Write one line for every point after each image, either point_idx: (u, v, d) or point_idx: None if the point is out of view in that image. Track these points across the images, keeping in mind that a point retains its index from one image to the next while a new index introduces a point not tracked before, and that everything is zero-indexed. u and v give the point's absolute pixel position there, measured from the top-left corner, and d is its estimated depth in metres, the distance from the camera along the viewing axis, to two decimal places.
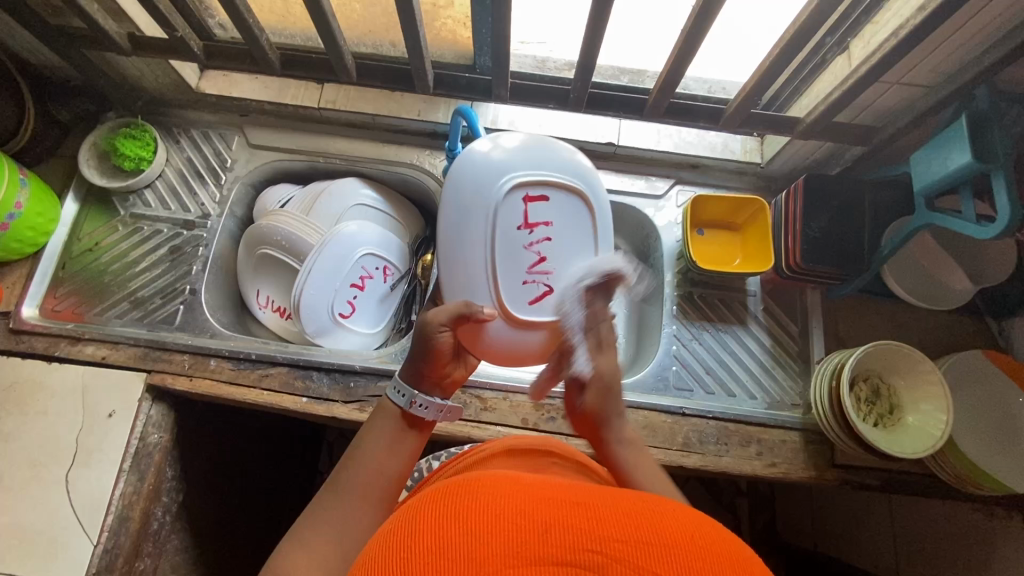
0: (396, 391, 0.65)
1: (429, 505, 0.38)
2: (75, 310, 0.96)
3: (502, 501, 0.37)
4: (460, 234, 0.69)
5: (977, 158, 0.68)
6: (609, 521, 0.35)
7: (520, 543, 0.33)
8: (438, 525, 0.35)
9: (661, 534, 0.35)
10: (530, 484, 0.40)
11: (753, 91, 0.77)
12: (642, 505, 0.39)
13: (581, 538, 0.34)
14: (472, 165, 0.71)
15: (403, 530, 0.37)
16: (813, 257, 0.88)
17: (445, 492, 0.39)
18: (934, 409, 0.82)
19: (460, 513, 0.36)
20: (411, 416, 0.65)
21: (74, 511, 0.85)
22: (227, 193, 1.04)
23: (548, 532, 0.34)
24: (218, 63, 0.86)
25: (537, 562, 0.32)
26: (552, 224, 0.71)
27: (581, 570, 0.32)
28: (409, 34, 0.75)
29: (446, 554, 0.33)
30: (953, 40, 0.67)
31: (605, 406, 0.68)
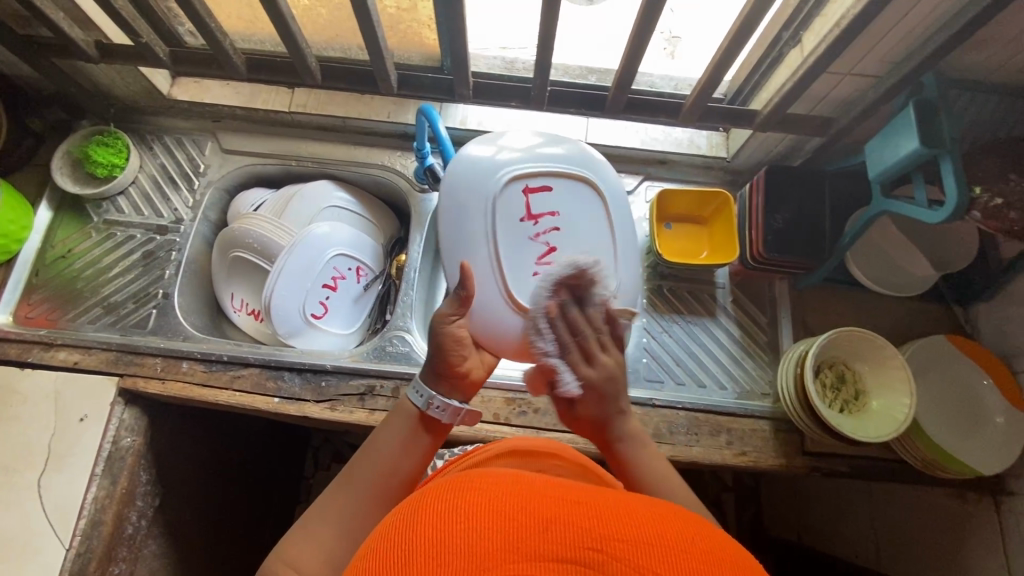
0: (414, 392, 0.62)
1: (422, 500, 0.37)
2: (48, 316, 0.96)
3: (499, 494, 0.35)
4: (466, 230, 0.77)
5: (924, 143, 0.70)
6: (612, 520, 0.34)
7: (518, 539, 0.32)
8: (432, 521, 0.33)
9: (664, 537, 0.33)
10: (526, 479, 0.39)
11: (707, 86, 0.79)
12: (641, 505, 0.38)
13: (583, 537, 0.32)
14: (471, 166, 0.79)
15: (399, 522, 0.35)
16: (775, 247, 0.89)
17: (443, 486, 0.37)
18: (899, 392, 0.83)
19: (454, 508, 0.34)
20: (427, 418, 0.62)
21: (46, 516, 0.85)
22: (200, 198, 1.05)
23: (549, 529, 0.32)
24: (185, 68, 0.87)
25: (536, 558, 0.31)
26: (557, 214, 0.78)
27: (581, 569, 0.31)
28: (368, 36, 0.77)
29: (443, 552, 0.31)
30: (895, 30, 0.69)
31: (604, 409, 0.60)
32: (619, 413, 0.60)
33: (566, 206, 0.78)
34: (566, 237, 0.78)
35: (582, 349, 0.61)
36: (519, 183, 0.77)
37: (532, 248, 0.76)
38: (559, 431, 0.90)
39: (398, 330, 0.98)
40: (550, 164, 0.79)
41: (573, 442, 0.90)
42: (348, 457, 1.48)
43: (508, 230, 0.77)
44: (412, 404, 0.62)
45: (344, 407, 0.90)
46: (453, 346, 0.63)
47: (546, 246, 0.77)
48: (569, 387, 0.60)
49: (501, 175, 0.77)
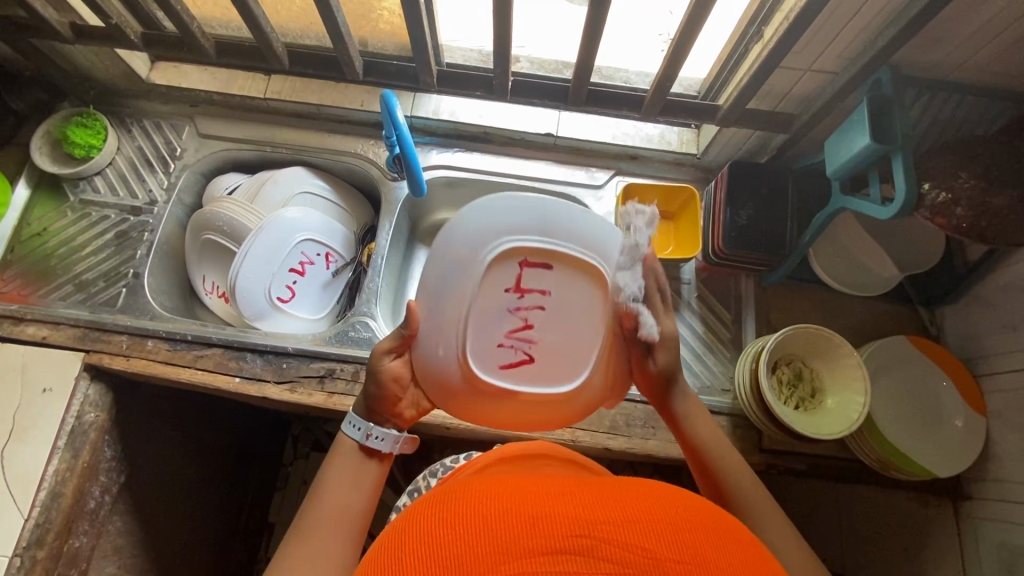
0: (351, 425, 0.62)
1: (411, 517, 0.39)
2: (20, 292, 0.98)
3: (486, 499, 0.38)
4: (440, 287, 0.59)
5: (876, 139, 0.70)
6: (592, 505, 0.37)
7: (508, 539, 0.35)
8: (425, 533, 0.37)
9: (645, 513, 0.37)
10: (508, 479, 0.42)
11: (667, 78, 0.79)
12: (618, 485, 0.41)
13: (568, 526, 0.35)
14: (477, 211, 0.58)
15: (394, 543, 0.38)
16: (735, 243, 0.90)
17: (429, 504, 0.40)
18: (853, 391, 0.83)
19: (442, 519, 0.37)
20: (368, 448, 0.62)
21: (8, 486, 0.86)
22: (175, 180, 1.06)
23: (537, 522, 0.36)
24: (156, 51, 0.89)
25: (528, 553, 0.34)
26: (551, 293, 0.59)
27: (571, 556, 0.34)
28: (329, 21, 0.78)
29: (440, 561, 0.34)
30: (847, 26, 0.69)
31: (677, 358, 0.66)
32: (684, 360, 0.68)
33: (566, 290, 0.59)
34: (565, 323, 0.60)
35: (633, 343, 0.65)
36: (516, 251, 0.57)
37: (507, 321, 0.59)
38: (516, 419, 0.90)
39: (362, 315, 0.99)
40: (568, 238, 0.58)
41: (529, 431, 0.90)
42: (326, 447, 1.49)
43: (485, 301, 0.58)
44: (353, 438, 0.62)
45: (303, 389, 0.91)
46: (387, 385, 0.63)
47: (524, 324, 0.60)
48: (649, 329, 0.62)
49: (501, 232, 0.57)
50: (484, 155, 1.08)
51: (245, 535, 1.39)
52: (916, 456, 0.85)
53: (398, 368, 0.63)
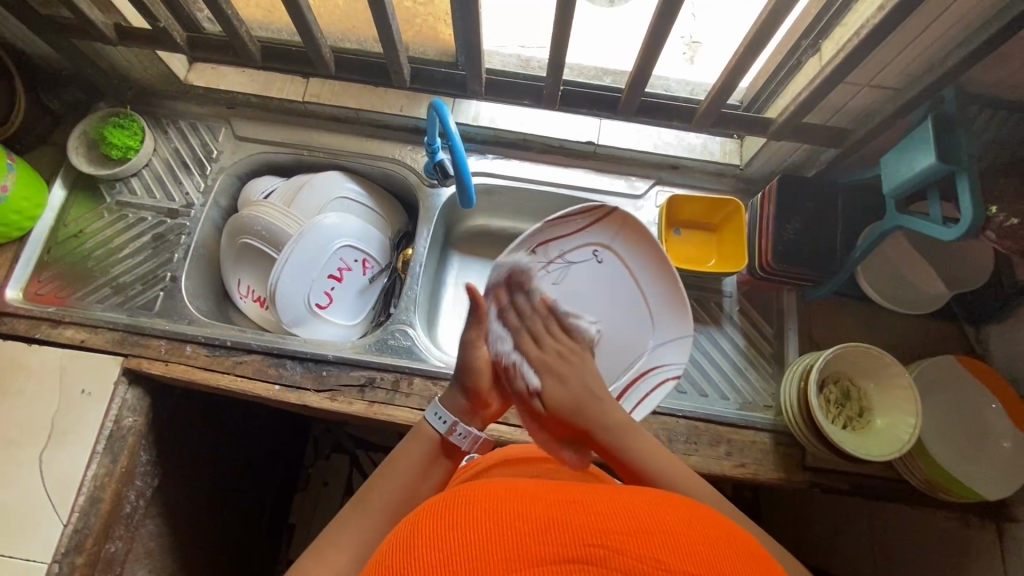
0: (436, 417, 0.65)
1: (425, 514, 0.39)
2: (57, 293, 0.98)
3: (499, 506, 0.37)
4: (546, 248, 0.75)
5: (942, 159, 0.68)
6: (608, 515, 0.37)
7: (519, 548, 0.34)
8: (438, 533, 0.36)
9: (659, 526, 0.36)
10: (521, 485, 0.41)
11: (724, 90, 0.78)
12: (631, 496, 0.40)
13: (583, 535, 0.35)
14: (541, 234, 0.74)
15: (405, 545, 0.37)
16: (784, 258, 0.88)
17: (442, 505, 0.39)
18: (903, 412, 0.82)
19: (454, 521, 0.37)
20: (449, 444, 0.64)
21: (46, 490, 0.86)
22: (212, 183, 1.05)
23: (550, 532, 0.35)
24: (201, 54, 0.89)
25: (542, 562, 0.34)
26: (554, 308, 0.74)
27: (584, 566, 0.34)
28: (383, 28, 0.77)
29: (448, 562, 0.34)
30: (915, 44, 0.68)
31: (563, 401, 0.65)
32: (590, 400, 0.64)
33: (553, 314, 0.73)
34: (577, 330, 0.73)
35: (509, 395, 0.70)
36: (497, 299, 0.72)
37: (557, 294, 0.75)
38: None
39: (401, 323, 0.98)
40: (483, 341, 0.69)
41: None
42: (347, 449, 1.48)
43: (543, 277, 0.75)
44: (432, 420, 0.65)
45: (343, 398, 0.90)
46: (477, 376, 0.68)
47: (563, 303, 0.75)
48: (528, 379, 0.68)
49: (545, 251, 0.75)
50: (522, 162, 1.06)
51: (266, 537, 1.39)
52: (966, 477, 0.83)
53: (484, 356, 0.68)
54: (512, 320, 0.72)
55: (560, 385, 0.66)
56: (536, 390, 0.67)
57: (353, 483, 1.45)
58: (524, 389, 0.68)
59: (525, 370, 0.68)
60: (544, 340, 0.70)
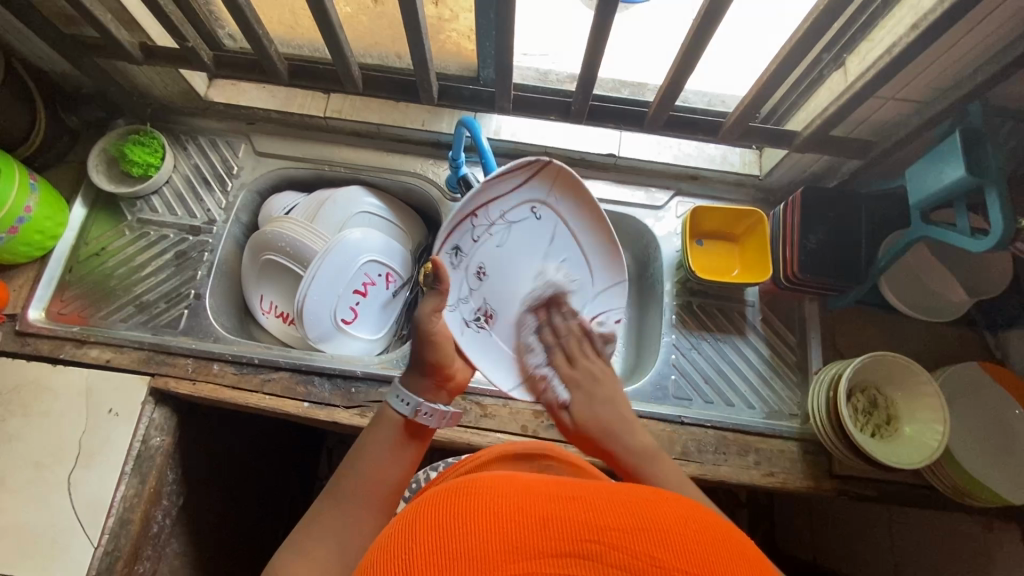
0: (398, 399, 0.62)
1: (427, 504, 0.40)
2: (81, 313, 0.97)
3: (498, 499, 0.37)
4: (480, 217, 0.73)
5: (971, 172, 0.70)
6: (605, 511, 0.37)
7: (517, 540, 0.34)
8: (437, 524, 0.36)
9: (657, 523, 0.36)
10: (519, 480, 0.41)
11: (752, 104, 0.80)
12: (631, 492, 0.40)
13: (579, 530, 0.35)
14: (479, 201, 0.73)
15: (405, 538, 0.37)
16: (810, 269, 0.89)
17: (442, 498, 0.39)
18: (930, 419, 0.83)
19: (456, 513, 0.37)
20: (413, 424, 0.63)
21: (75, 512, 0.85)
22: (233, 200, 1.05)
23: (547, 526, 0.35)
24: (227, 72, 0.90)
25: (538, 555, 0.34)
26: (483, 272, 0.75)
27: (579, 560, 0.33)
28: (415, 46, 0.78)
29: (443, 553, 0.34)
30: (943, 60, 0.69)
31: (593, 416, 0.65)
32: (616, 429, 0.63)
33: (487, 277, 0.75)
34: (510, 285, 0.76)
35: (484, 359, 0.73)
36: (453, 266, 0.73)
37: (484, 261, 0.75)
38: None
39: None
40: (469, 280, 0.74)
41: None
42: None
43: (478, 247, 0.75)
44: (394, 404, 0.63)
45: (373, 414, 0.90)
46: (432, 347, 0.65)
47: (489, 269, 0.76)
48: (559, 393, 0.70)
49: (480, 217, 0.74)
50: None
51: None
52: (991, 482, 0.84)
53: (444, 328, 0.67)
54: (548, 336, 0.75)
55: (584, 400, 0.67)
56: (565, 402, 0.68)
57: None
58: (554, 402, 0.69)
59: (555, 383, 0.71)
60: (577, 362, 0.71)
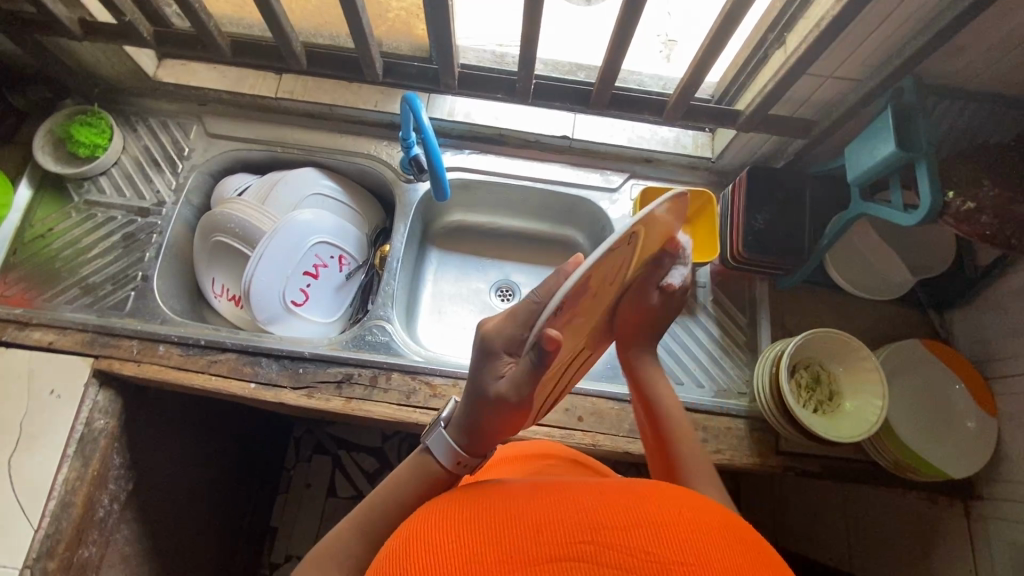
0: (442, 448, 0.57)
1: (427, 520, 0.41)
2: (24, 295, 0.95)
3: (495, 514, 0.39)
4: None
5: (901, 147, 0.71)
6: (598, 509, 0.38)
7: (515, 550, 0.36)
8: (431, 542, 0.38)
9: (647, 517, 0.38)
10: (515, 488, 0.43)
11: (693, 80, 0.80)
12: (624, 487, 0.42)
13: (573, 533, 0.36)
14: None
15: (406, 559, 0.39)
16: (755, 248, 0.90)
17: (438, 515, 0.41)
18: (872, 394, 0.84)
19: (448, 530, 0.39)
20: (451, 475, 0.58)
21: (15, 495, 0.84)
22: (183, 181, 1.04)
23: (543, 532, 0.37)
24: (170, 49, 0.89)
25: (537, 562, 0.35)
26: None
27: (574, 562, 0.35)
28: (353, 22, 0.78)
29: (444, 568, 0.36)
30: (873, 37, 0.70)
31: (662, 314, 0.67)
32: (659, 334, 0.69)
33: None
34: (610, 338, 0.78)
35: (511, 400, 0.51)
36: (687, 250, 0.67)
37: None
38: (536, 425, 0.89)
39: (378, 319, 0.98)
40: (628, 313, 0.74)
41: (549, 436, 0.89)
42: (329, 448, 1.46)
43: None
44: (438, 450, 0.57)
45: (321, 394, 0.89)
46: (496, 409, 0.53)
47: None
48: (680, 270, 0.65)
49: None
50: (498, 157, 1.07)
51: (247, 542, 1.36)
52: (931, 457, 0.85)
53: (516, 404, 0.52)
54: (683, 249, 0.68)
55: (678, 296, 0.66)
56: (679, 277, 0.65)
57: (336, 485, 1.43)
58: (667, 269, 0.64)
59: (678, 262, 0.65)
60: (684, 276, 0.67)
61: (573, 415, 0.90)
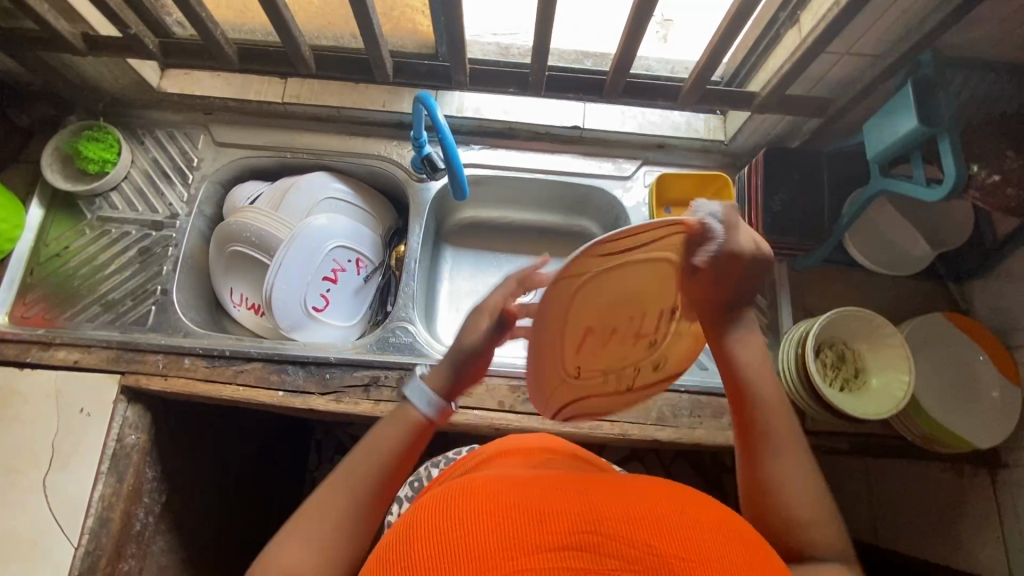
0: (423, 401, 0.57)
1: (423, 499, 0.39)
2: (44, 316, 0.96)
3: (494, 493, 0.38)
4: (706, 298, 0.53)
5: (923, 122, 0.70)
6: (602, 502, 0.38)
7: (516, 536, 0.35)
8: (429, 522, 0.36)
9: (649, 513, 0.37)
10: (514, 473, 0.42)
11: (708, 64, 0.80)
12: (626, 483, 0.42)
13: (576, 522, 0.36)
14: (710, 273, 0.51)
15: (400, 535, 0.37)
16: (776, 230, 0.90)
17: (434, 495, 0.39)
18: (897, 370, 0.85)
19: (446, 509, 0.37)
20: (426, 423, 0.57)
21: (53, 514, 0.84)
22: (195, 192, 1.03)
23: (546, 519, 0.36)
24: (176, 60, 0.88)
25: (539, 548, 0.34)
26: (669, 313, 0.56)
27: (575, 551, 0.34)
28: (363, 23, 0.77)
29: (445, 552, 0.34)
30: (891, 12, 0.70)
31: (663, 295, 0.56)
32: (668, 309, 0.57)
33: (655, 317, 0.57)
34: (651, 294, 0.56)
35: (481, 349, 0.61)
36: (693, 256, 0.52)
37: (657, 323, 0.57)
38: (564, 416, 0.90)
39: (400, 321, 0.98)
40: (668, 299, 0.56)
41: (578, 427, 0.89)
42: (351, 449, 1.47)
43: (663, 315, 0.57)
44: (416, 411, 0.57)
45: (349, 398, 0.90)
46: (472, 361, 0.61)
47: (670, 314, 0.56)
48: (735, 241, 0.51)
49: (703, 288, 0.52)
50: (509, 151, 1.07)
51: None
52: (958, 429, 0.86)
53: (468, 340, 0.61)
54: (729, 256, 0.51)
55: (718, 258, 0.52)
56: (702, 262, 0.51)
57: None
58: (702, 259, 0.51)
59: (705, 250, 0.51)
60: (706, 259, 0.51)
61: None
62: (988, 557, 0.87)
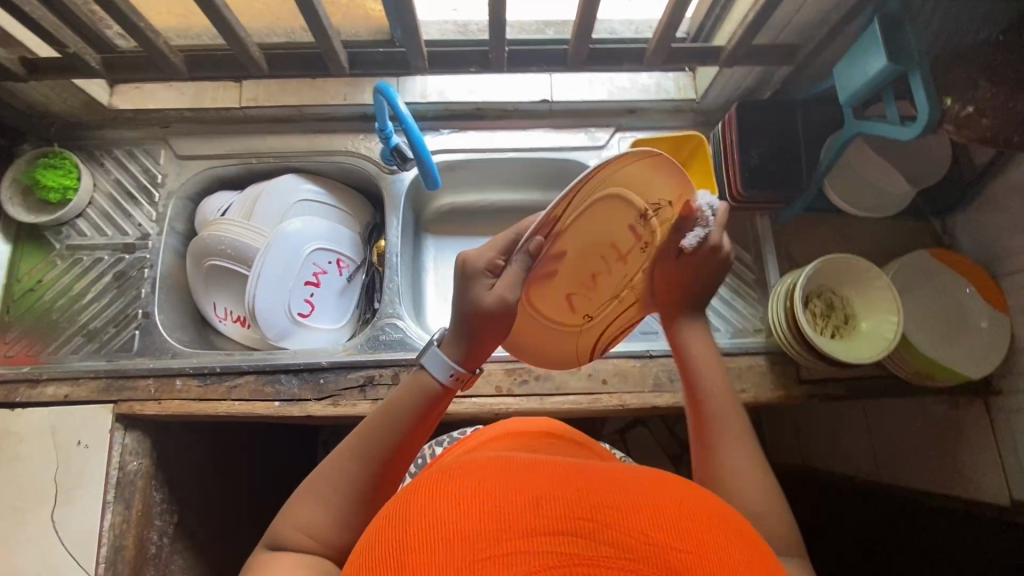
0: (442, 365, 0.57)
1: (421, 484, 0.38)
2: (28, 352, 0.94)
3: (492, 478, 0.37)
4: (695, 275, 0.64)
5: (892, 60, 0.69)
6: (600, 488, 0.37)
7: (512, 520, 0.33)
8: (427, 505, 0.35)
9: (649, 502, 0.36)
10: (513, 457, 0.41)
11: (671, 22, 0.78)
12: (625, 471, 0.41)
13: (572, 509, 0.35)
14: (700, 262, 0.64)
15: (396, 518, 0.36)
16: (754, 184, 0.89)
17: (433, 479, 0.38)
18: (885, 313, 0.85)
19: (448, 492, 0.36)
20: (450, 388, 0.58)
21: (66, 548, 0.84)
22: (163, 210, 1.01)
23: (542, 504, 0.35)
24: (123, 75, 0.85)
25: (534, 533, 0.33)
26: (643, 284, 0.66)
27: (571, 538, 0.33)
28: (311, 17, 0.74)
29: (441, 534, 0.33)
30: None
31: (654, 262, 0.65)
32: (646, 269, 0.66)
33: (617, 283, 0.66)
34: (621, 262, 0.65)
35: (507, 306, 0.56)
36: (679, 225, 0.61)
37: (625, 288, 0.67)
38: (562, 394, 0.90)
39: (389, 317, 0.97)
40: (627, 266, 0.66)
41: (577, 403, 0.90)
42: None
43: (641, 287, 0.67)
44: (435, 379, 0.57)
45: (347, 400, 0.89)
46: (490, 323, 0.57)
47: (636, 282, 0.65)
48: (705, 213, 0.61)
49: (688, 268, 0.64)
50: (479, 132, 1.04)
51: None
52: (952, 362, 0.87)
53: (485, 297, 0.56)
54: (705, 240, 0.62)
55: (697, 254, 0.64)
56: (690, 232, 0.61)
57: None
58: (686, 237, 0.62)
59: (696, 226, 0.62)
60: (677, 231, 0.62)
61: (597, 378, 0.91)
62: (989, 482, 0.89)
